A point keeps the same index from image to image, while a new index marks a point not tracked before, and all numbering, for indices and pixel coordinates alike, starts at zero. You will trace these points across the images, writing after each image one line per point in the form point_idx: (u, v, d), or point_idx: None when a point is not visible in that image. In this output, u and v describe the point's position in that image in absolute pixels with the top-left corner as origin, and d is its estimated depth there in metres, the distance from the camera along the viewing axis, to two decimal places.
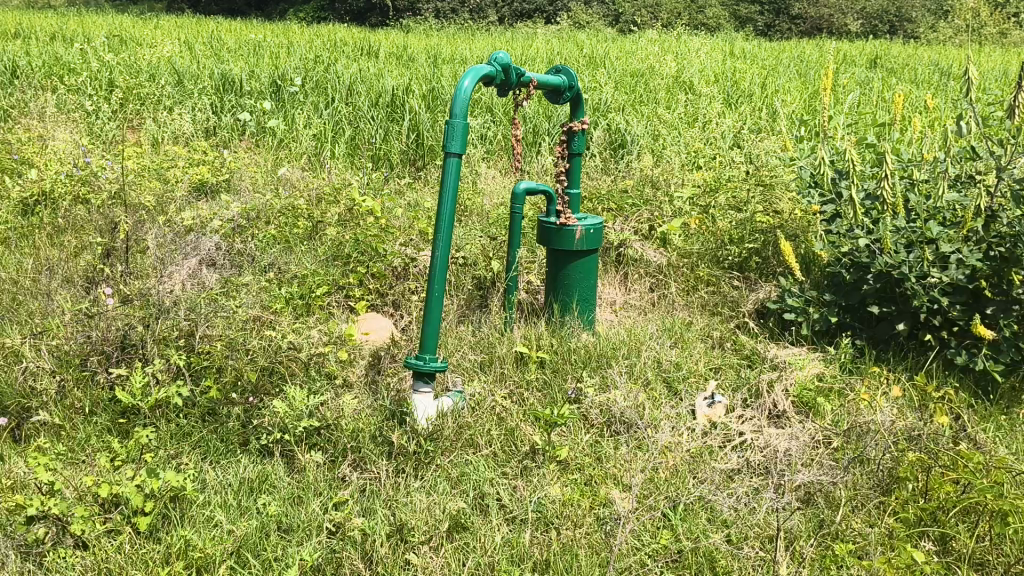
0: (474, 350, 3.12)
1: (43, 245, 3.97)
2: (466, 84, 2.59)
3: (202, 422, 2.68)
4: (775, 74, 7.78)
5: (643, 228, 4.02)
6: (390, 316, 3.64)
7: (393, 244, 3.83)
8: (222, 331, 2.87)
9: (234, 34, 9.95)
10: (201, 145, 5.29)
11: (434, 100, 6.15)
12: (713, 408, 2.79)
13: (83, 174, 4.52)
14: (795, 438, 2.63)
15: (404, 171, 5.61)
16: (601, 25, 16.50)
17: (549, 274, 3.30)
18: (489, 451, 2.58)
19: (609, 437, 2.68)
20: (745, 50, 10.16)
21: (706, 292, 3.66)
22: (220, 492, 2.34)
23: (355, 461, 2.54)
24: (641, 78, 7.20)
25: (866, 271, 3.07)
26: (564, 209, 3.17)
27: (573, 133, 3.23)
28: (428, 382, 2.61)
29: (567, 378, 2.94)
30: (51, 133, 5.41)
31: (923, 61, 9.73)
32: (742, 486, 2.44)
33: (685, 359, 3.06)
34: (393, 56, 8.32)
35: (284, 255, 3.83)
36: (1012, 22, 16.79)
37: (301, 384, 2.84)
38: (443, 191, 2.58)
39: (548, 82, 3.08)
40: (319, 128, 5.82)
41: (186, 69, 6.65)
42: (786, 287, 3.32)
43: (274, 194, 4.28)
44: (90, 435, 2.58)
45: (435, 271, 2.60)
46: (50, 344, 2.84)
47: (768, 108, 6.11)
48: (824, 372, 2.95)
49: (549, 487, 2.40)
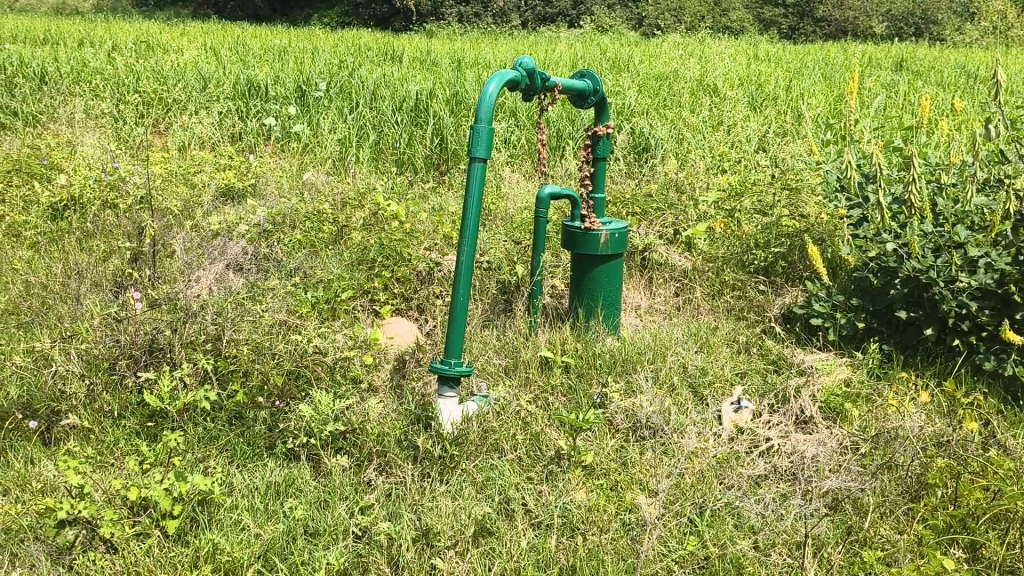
0: (499, 353, 3.12)
1: (72, 250, 4.01)
2: (491, 89, 2.59)
3: (229, 426, 2.70)
4: (800, 77, 7.75)
5: (668, 232, 4.01)
6: (414, 320, 3.65)
7: (417, 249, 3.84)
8: (249, 334, 2.89)
9: (259, 39, 10.04)
10: (227, 150, 5.33)
11: (457, 104, 6.17)
12: (739, 413, 2.78)
13: (111, 179, 4.56)
14: (823, 443, 2.61)
15: (428, 175, 5.63)
16: (624, 29, 16.50)
17: (573, 279, 3.30)
18: (515, 455, 2.58)
19: (635, 442, 2.68)
20: (769, 54, 10.11)
21: (732, 296, 3.64)
22: (247, 495, 2.35)
23: (380, 464, 2.54)
24: (666, 81, 7.20)
25: (894, 275, 3.05)
26: (588, 213, 3.16)
27: (598, 137, 3.22)
28: (453, 386, 2.62)
29: (592, 383, 2.93)
30: (79, 138, 5.46)
31: (948, 63, 9.66)
32: (769, 492, 2.43)
33: (710, 363, 3.05)
34: (416, 61, 8.35)
35: (309, 258, 3.85)
36: None
37: (327, 389, 2.86)
38: (467, 196, 2.58)
39: (572, 86, 3.08)
40: (343, 133, 5.85)
41: (212, 75, 6.70)
42: (813, 292, 3.30)
43: (299, 199, 4.31)
44: (119, 439, 2.61)
45: (460, 275, 2.60)
46: (78, 347, 2.85)
47: (793, 111, 6.08)
48: (851, 377, 2.92)
49: (574, 493, 2.40)
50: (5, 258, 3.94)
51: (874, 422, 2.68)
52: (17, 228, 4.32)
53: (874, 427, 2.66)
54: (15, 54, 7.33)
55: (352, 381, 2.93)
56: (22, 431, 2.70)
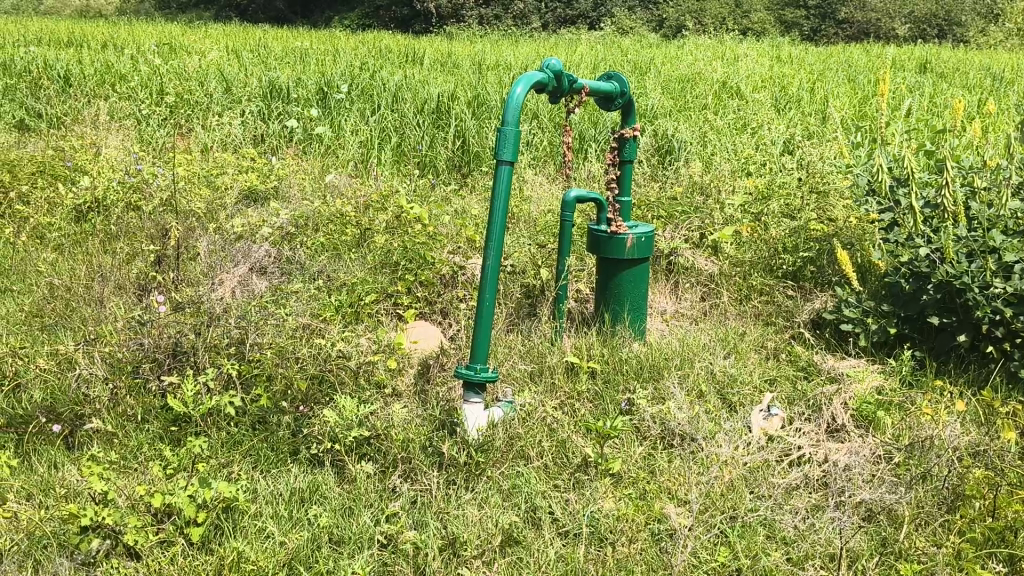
0: (524, 359, 3.07)
1: (96, 252, 4.01)
2: (518, 91, 2.56)
3: (252, 431, 2.68)
4: (824, 79, 7.66)
5: (694, 235, 3.94)
6: (438, 324, 3.62)
7: (441, 253, 3.81)
8: (272, 339, 2.88)
9: (281, 41, 10.08)
10: (250, 152, 5.32)
11: (479, 107, 6.16)
12: (769, 421, 2.73)
13: (135, 181, 4.56)
14: (854, 452, 2.56)
15: (451, 177, 5.60)
16: (645, 31, 16.45)
17: (599, 283, 3.26)
18: (541, 462, 2.55)
19: (663, 450, 2.64)
20: (793, 56, 10.03)
21: (760, 301, 3.58)
22: (272, 502, 2.33)
23: (406, 471, 2.51)
24: (689, 83, 7.15)
25: (926, 281, 3.00)
26: (614, 217, 3.13)
27: (625, 140, 3.18)
28: (479, 392, 2.59)
29: (619, 390, 2.88)
30: (103, 141, 5.48)
31: (974, 64, 9.53)
32: (800, 502, 2.39)
33: (738, 370, 3.00)
34: (437, 63, 8.32)
35: (333, 261, 3.82)
36: None
37: (351, 394, 2.85)
38: (494, 199, 2.55)
39: (599, 88, 3.04)
40: (366, 136, 5.83)
41: (235, 77, 6.70)
42: (843, 297, 3.24)
43: (322, 202, 4.30)
44: (142, 444, 2.59)
45: (486, 280, 2.57)
46: (103, 351, 2.84)
47: (819, 113, 6.01)
48: (884, 385, 2.86)
49: (602, 502, 2.37)
50: (30, 260, 3.94)
51: (908, 431, 2.62)
52: (42, 229, 4.32)
53: (908, 436, 2.60)
54: (40, 56, 7.37)
55: (376, 387, 2.91)
56: (46, 434, 2.67)
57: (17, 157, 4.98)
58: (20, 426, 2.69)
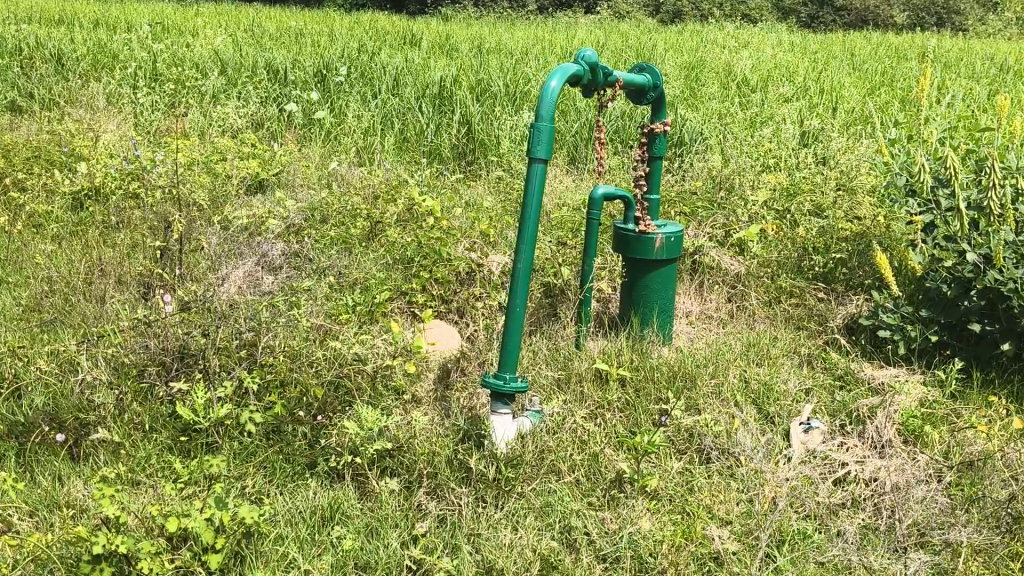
0: (550, 364, 2.93)
1: (96, 240, 3.85)
2: (553, 84, 2.40)
3: (266, 442, 2.54)
4: (830, 68, 7.50)
5: (718, 233, 3.78)
6: (455, 324, 3.48)
7: (456, 249, 3.65)
8: (285, 341, 2.74)
9: (275, 21, 9.89)
10: (251, 138, 5.15)
11: (482, 93, 6.01)
12: (809, 435, 2.60)
13: (133, 168, 4.40)
14: (900, 468, 2.43)
15: (456, 166, 5.45)
16: (642, 16, 16.27)
17: (626, 284, 3.12)
18: (573, 478, 2.41)
19: (700, 465, 2.50)
20: (794, 43, 9.85)
21: (790, 304, 3.45)
22: (292, 523, 2.21)
23: (431, 487, 2.38)
24: (695, 70, 7.02)
25: (969, 286, 2.86)
26: (643, 215, 2.99)
27: (655, 135, 3.03)
28: (507, 402, 2.45)
29: (650, 399, 2.74)
30: (99, 126, 5.30)
31: (978, 54, 9.40)
32: (849, 523, 2.27)
33: (773, 378, 2.86)
34: (435, 46, 8.13)
35: (342, 256, 3.67)
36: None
37: (369, 402, 2.72)
38: (527, 200, 2.40)
39: (633, 81, 2.90)
40: (368, 122, 5.65)
41: (232, 58, 6.51)
42: (880, 301, 3.08)
43: (328, 192, 4.15)
44: (151, 455, 2.45)
45: (517, 283, 2.42)
46: (106, 353, 2.68)
47: (831, 104, 5.87)
48: (927, 397, 2.73)
49: (640, 521, 2.25)
50: (26, 252, 3.77)
51: (957, 448, 2.50)
52: (38, 218, 4.15)
53: (958, 454, 2.48)
54: (31, 35, 7.15)
55: (394, 393, 2.77)
56: (49, 444, 2.52)
57: (10, 140, 4.79)
58: (22, 435, 2.55)
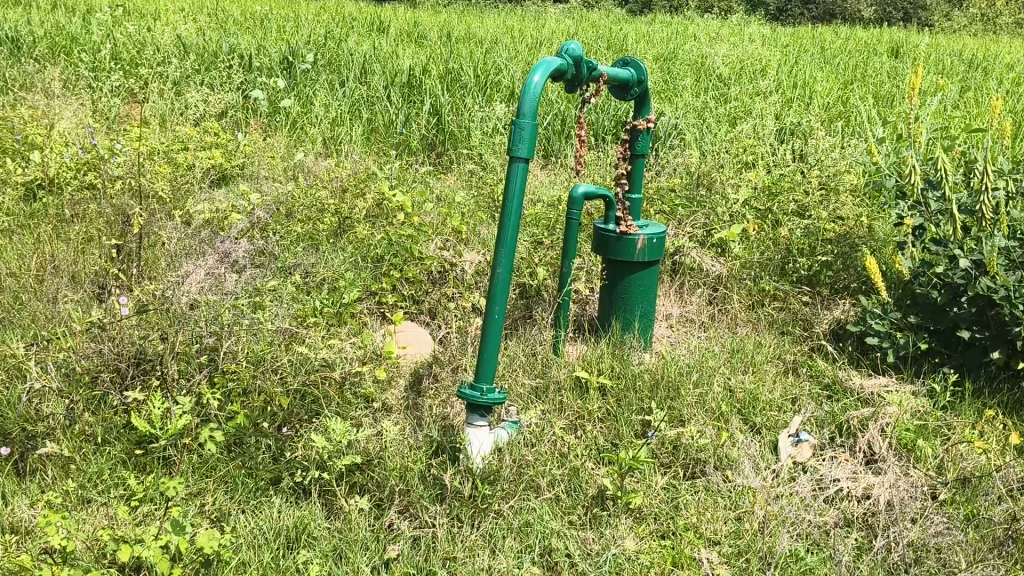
0: (527, 370, 2.81)
1: (49, 235, 3.66)
2: (536, 80, 2.27)
3: (228, 454, 2.39)
4: (802, 61, 7.41)
5: (698, 233, 3.68)
6: (426, 325, 3.35)
7: (428, 247, 3.51)
8: (249, 346, 2.59)
9: (239, 5, 9.64)
10: (214, 126, 4.96)
11: (453, 82, 5.86)
12: (798, 449, 2.52)
13: (90, 159, 4.21)
14: (894, 484, 2.34)
15: (427, 158, 5.30)
16: (611, 6, 16.14)
17: (606, 287, 3.00)
18: (553, 494, 2.29)
19: (686, 480, 2.40)
20: (764, 36, 9.75)
21: (773, 308, 3.36)
22: (254, 547, 2.08)
23: (403, 506, 2.25)
24: (669, 61, 6.91)
25: (960, 293, 2.76)
26: (624, 215, 2.87)
27: (638, 132, 2.91)
28: (484, 414, 2.32)
29: (634, 408, 2.62)
30: (55, 113, 5.09)
31: (947, 49, 9.36)
32: (843, 545, 2.17)
33: (759, 387, 2.76)
34: (403, 33, 7.93)
35: (308, 254, 3.52)
36: (1017, 19, 16.70)
37: (337, 411, 2.58)
38: (507, 201, 2.27)
39: (617, 76, 2.77)
40: (335, 111, 5.48)
41: (196, 43, 6.29)
42: (868, 307, 2.98)
43: (294, 185, 3.99)
44: (103, 470, 2.30)
45: (495, 289, 2.29)
46: (57, 358, 2.52)
47: (807, 98, 5.78)
48: (917, 408, 2.64)
49: (624, 543, 2.14)
50: None
51: (951, 463, 2.41)
52: None
53: (952, 469, 2.39)
54: None
55: (364, 401, 2.64)
56: None
57: None
58: None
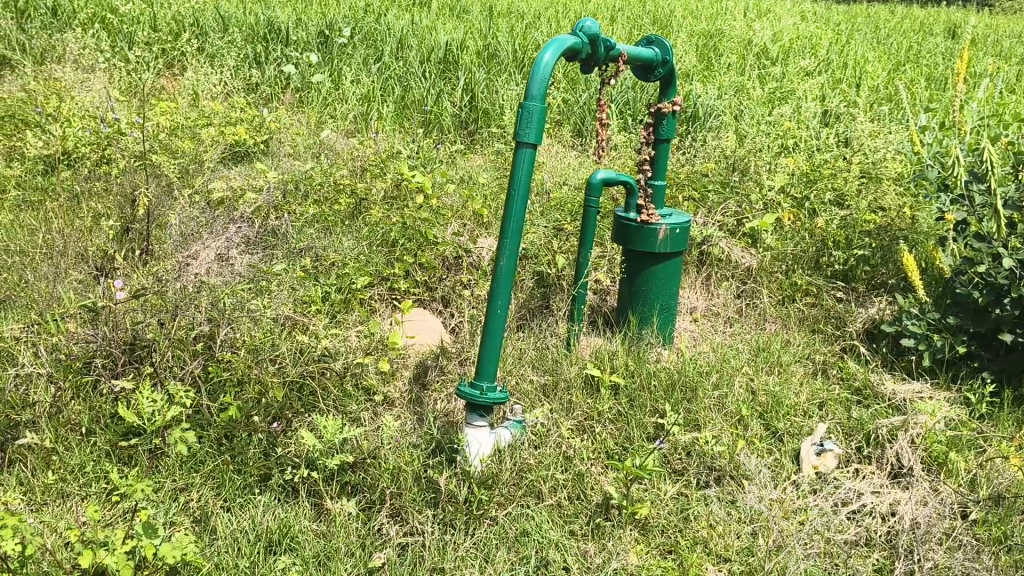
0: (538, 365, 2.67)
1: (62, 212, 3.57)
2: (546, 58, 2.12)
3: (217, 448, 2.29)
4: (854, 40, 7.13)
5: (729, 221, 3.52)
6: (438, 313, 3.23)
7: (444, 231, 3.38)
8: (248, 334, 2.47)
9: None
10: (241, 101, 4.85)
11: (489, 60, 5.70)
12: (822, 458, 2.34)
13: (110, 133, 4.11)
14: (921, 501, 2.18)
15: (458, 137, 5.15)
16: None
17: (624, 280, 2.86)
18: (554, 501, 2.17)
19: (698, 490, 2.26)
20: (817, 13, 9.42)
21: (804, 304, 3.20)
22: (233, 552, 1.98)
23: (394, 509, 2.14)
24: (716, 38, 6.68)
25: (1003, 294, 2.56)
26: (645, 204, 2.71)
27: (662, 115, 2.72)
28: (485, 414, 2.18)
29: (648, 410, 2.48)
30: (82, 84, 4.99)
31: (1007, 31, 9.00)
32: (862, 566, 2.02)
33: (784, 390, 2.60)
34: (445, 7, 7.75)
35: (322, 236, 3.40)
36: None
37: (336, 405, 2.47)
38: (513, 188, 2.12)
39: (639, 55, 2.61)
40: (367, 88, 5.34)
41: (233, 15, 6.15)
42: (904, 308, 2.81)
43: (316, 163, 3.87)
44: (86, 463, 2.22)
45: (499, 282, 2.15)
46: (48, 342, 2.42)
47: (856, 80, 5.54)
48: (951, 418, 2.47)
49: (626, 559, 2.01)
50: None
51: (984, 480, 2.24)
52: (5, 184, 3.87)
53: (984, 486, 2.22)
54: None
55: (366, 394, 2.53)
56: None
57: None
58: None
